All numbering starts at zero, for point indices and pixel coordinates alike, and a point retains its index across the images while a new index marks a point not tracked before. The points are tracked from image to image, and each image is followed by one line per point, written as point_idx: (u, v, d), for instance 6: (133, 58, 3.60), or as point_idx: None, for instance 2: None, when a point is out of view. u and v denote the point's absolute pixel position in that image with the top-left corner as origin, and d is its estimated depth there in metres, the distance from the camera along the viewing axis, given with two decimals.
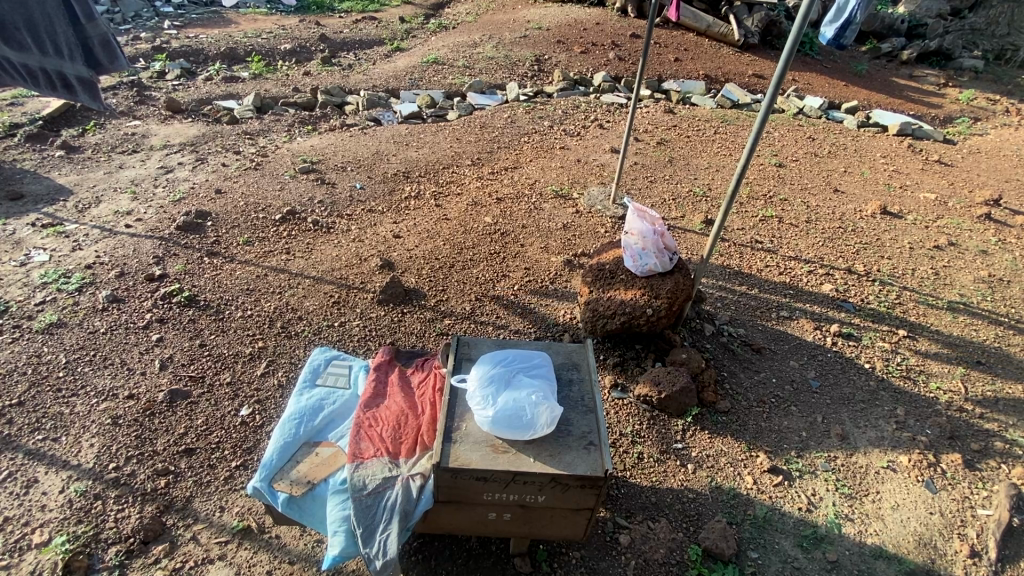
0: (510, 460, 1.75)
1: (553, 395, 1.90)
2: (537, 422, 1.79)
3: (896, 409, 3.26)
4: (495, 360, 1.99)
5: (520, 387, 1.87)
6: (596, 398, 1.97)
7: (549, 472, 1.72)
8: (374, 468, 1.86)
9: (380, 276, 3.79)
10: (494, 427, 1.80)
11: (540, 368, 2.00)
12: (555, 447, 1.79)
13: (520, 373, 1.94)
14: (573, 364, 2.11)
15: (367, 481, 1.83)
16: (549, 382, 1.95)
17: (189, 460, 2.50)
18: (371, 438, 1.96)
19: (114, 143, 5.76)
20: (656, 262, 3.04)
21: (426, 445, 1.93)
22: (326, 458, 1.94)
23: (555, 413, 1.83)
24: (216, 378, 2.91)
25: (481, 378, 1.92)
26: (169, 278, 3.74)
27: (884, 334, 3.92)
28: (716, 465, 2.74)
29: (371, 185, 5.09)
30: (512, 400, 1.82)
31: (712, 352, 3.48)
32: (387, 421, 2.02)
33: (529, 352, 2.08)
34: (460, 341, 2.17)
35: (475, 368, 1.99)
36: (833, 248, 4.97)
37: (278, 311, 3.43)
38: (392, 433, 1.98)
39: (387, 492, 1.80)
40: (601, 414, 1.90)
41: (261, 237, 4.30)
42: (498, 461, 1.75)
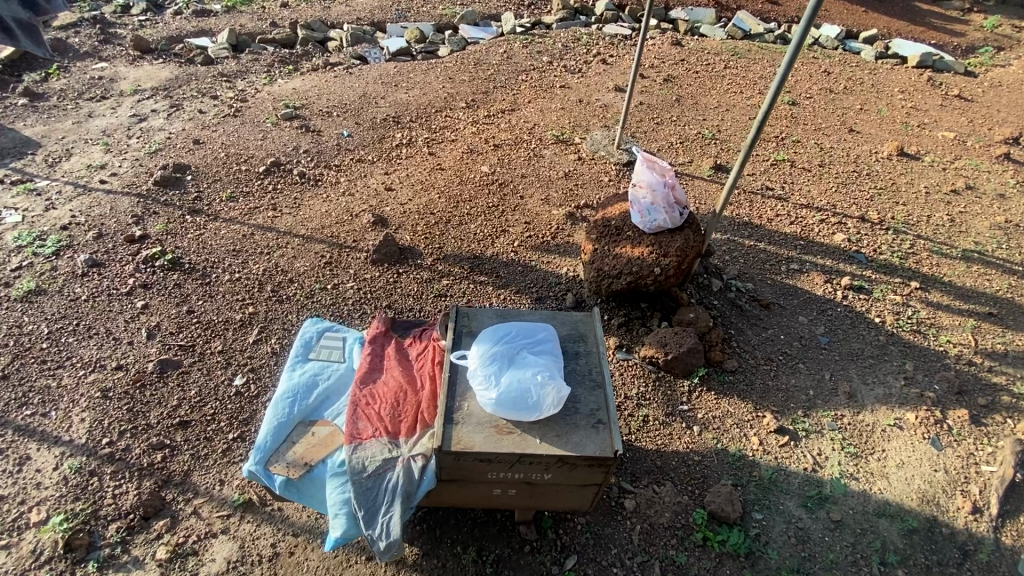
0: (515, 442, 1.66)
1: (559, 372, 1.79)
2: (542, 403, 1.69)
3: (905, 364, 3.20)
4: (496, 336, 1.87)
5: (523, 366, 1.76)
6: (605, 372, 1.87)
7: (556, 453, 1.65)
8: (373, 450, 1.78)
9: (372, 234, 3.60)
10: (496, 408, 1.70)
11: (544, 342, 1.88)
12: (562, 427, 1.71)
13: (523, 350, 1.83)
14: (579, 335, 1.99)
15: (367, 464, 1.75)
16: (555, 359, 1.84)
17: (185, 433, 2.44)
18: (369, 418, 1.87)
19: (81, 89, 5.34)
20: (665, 218, 2.86)
21: (426, 424, 1.84)
22: (323, 438, 1.85)
23: (561, 392, 1.73)
24: (206, 347, 2.80)
25: (481, 355, 1.80)
26: (151, 239, 3.55)
27: (896, 287, 3.80)
28: (722, 427, 2.70)
29: (359, 133, 4.77)
30: (514, 380, 1.72)
31: (719, 308, 3.36)
32: (385, 399, 1.92)
33: (533, 325, 1.96)
34: (459, 312, 2.04)
35: (475, 343, 1.88)
36: (847, 194, 4.75)
37: (268, 273, 3.28)
38: (390, 411, 1.89)
39: (388, 474, 1.74)
40: (610, 391, 1.81)
41: (245, 192, 4.06)
42: (502, 443, 1.66)
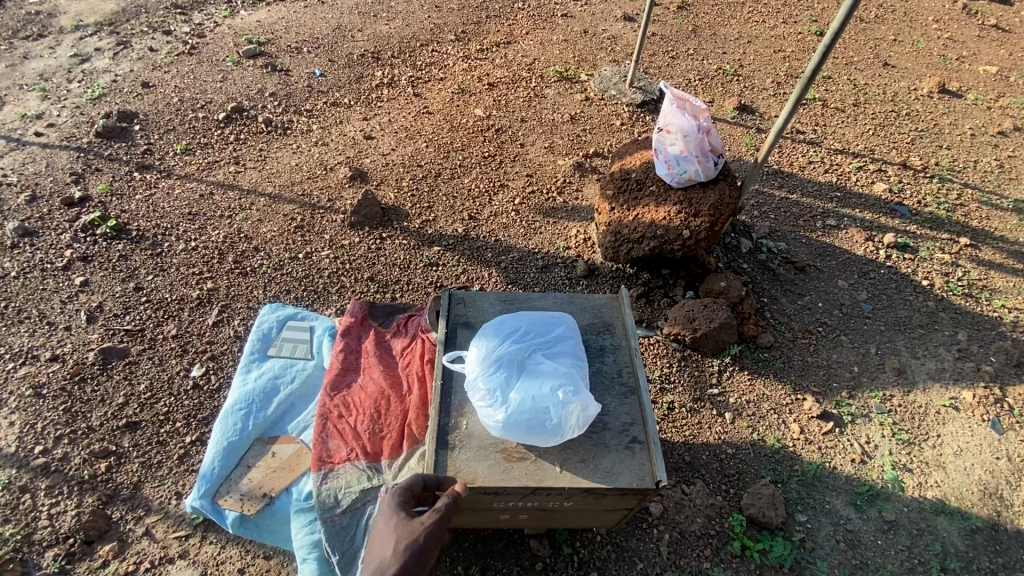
0: (529, 472, 1.30)
1: (585, 381, 1.39)
2: (565, 425, 1.31)
3: (957, 334, 2.84)
4: (502, 332, 1.46)
5: (539, 376, 1.37)
6: (640, 375, 1.49)
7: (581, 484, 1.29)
8: (347, 479, 1.42)
9: (350, 191, 3.11)
10: (506, 431, 1.32)
11: (564, 340, 1.48)
12: (589, 450, 1.35)
13: (538, 352, 1.42)
14: (605, 325, 1.62)
15: (339, 498, 1.40)
16: (578, 363, 1.44)
17: (134, 437, 2.07)
18: (341, 436, 1.51)
19: (10, 24, 4.62)
20: (696, 169, 2.39)
21: (414, 440, 1.48)
22: (284, 463, 1.51)
23: (588, 409, 1.34)
24: (158, 331, 2.39)
25: (484, 361, 1.40)
26: (93, 201, 3.05)
27: (943, 244, 3.38)
28: (758, 413, 2.36)
29: (333, 72, 4.14)
30: (528, 396, 1.33)
31: (750, 273, 2.95)
32: (362, 410, 1.55)
33: (548, 317, 1.55)
34: (455, 300, 1.67)
35: (475, 342, 1.47)
36: (886, 137, 4.24)
37: (229, 240, 2.81)
38: (368, 426, 1.52)
39: (367, 510, 1.39)
40: (647, 399, 1.43)
41: (203, 143, 3.51)
42: (512, 474, 1.30)
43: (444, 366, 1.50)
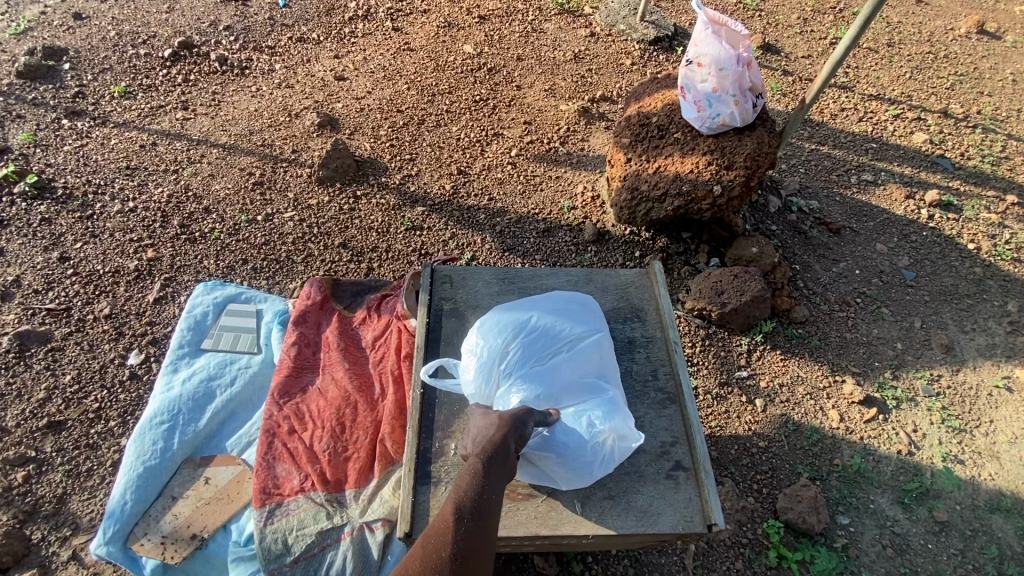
0: (541, 516, 1.28)
1: (617, 402, 1.36)
2: (599, 459, 1.28)
3: (1008, 304, 2.53)
4: (523, 342, 1.38)
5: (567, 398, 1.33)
6: (683, 383, 1.49)
7: (608, 530, 1.26)
8: (300, 522, 1.35)
9: (318, 141, 2.65)
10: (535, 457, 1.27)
11: (591, 352, 1.41)
12: (625, 483, 1.33)
13: (565, 367, 1.37)
14: (635, 310, 1.63)
15: (291, 545, 1.32)
16: (606, 380, 1.40)
17: (58, 440, 1.73)
18: (290, 457, 1.45)
19: None
20: (732, 111, 1.99)
21: (383, 459, 1.42)
22: (217, 501, 1.45)
23: (625, 441, 1.31)
24: (87, 311, 2.00)
25: (507, 377, 1.34)
26: (12, 154, 2.58)
27: (989, 202, 3.02)
28: (792, 399, 2.06)
29: (298, 3, 3.56)
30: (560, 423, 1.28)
31: (779, 236, 2.59)
32: (322, 423, 1.49)
33: (573, 319, 1.47)
34: (444, 279, 1.62)
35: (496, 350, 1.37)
36: (923, 82, 3.79)
37: (175, 200, 2.38)
38: (330, 442, 1.46)
39: (323, 557, 1.31)
40: (692, 410, 1.43)
41: (145, 84, 3.00)
42: (519, 519, 1.27)
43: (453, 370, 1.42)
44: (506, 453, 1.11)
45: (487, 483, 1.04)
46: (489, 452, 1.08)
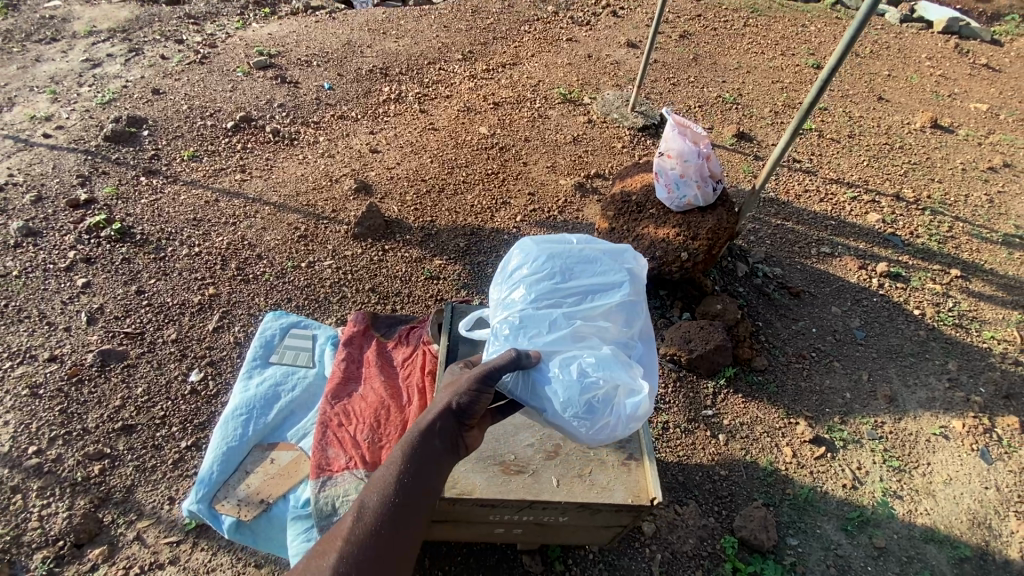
0: (521, 484, 1.35)
1: (612, 358, 1.38)
2: (585, 411, 1.34)
3: (948, 364, 2.88)
4: (531, 288, 1.45)
5: (570, 341, 1.39)
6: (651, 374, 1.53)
7: (577, 498, 1.33)
8: (345, 490, 1.67)
9: (354, 202, 3.15)
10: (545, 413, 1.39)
11: (592, 305, 1.44)
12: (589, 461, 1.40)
13: (562, 318, 1.41)
14: None
15: (338, 507, 1.64)
16: (605, 335, 1.43)
17: (129, 441, 2.06)
18: (339, 444, 1.78)
19: (26, 29, 4.70)
20: (696, 193, 2.47)
21: None
22: (279, 470, 1.78)
23: (613, 398, 1.34)
24: (157, 335, 2.40)
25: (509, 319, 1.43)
26: (98, 204, 3.08)
27: (934, 275, 3.45)
28: (752, 436, 2.38)
29: (341, 86, 4.21)
30: (544, 374, 1.36)
31: (746, 297, 3.01)
32: (364, 420, 1.83)
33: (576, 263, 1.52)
34: (459, 311, 1.96)
35: (499, 305, 1.48)
36: (879, 169, 4.34)
37: (232, 247, 2.84)
38: (369, 435, 1.78)
39: None
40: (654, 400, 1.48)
41: (210, 150, 3.55)
42: (509, 487, 1.34)
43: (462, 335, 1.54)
44: (442, 436, 1.28)
45: (414, 469, 1.22)
46: (423, 434, 1.25)
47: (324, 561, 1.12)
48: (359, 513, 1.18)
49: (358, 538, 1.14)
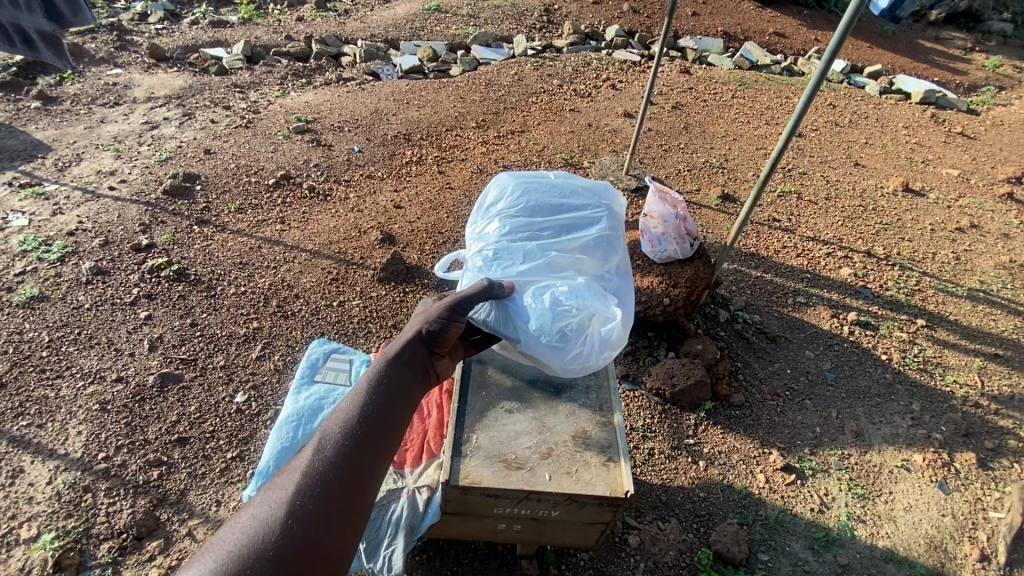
0: (522, 478, 1.67)
1: (577, 285, 1.89)
2: (558, 328, 1.80)
3: (911, 404, 3.16)
4: (513, 232, 2.02)
5: (552, 282, 1.88)
6: (617, 401, 1.91)
7: (566, 491, 1.64)
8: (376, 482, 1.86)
9: (380, 251, 3.59)
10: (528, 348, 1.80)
11: (561, 249, 2.00)
12: (574, 465, 1.71)
13: (538, 254, 1.96)
14: None
15: None
16: (570, 271, 1.96)
17: (182, 450, 2.39)
18: None
19: (94, 94, 5.35)
20: (675, 248, 2.88)
21: (432, 453, 1.92)
22: None
23: (579, 315, 1.82)
24: (208, 361, 2.78)
25: (495, 252, 1.96)
26: (157, 248, 3.52)
27: (902, 323, 3.78)
28: (728, 463, 2.67)
29: (369, 149, 4.76)
30: (523, 294, 1.83)
31: (726, 340, 3.35)
32: None
33: (559, 222, 2.07)
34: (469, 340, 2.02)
35: (488, 243, 2.00)
36: (852, 228, 4.75)
37: (273, 288, 3.26)
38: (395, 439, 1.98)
39: (391, 506, 1.80)
40: (621, 423, 1.84)
41: (254, 204, 4.04)
42: (510, 479, 1.67)
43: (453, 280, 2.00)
44: (412, 357, 1.33)
45: (385, 387, 1.23)
46: (392, 359, 1.29)
47: (290, 480, 1.05)
48: (326, 434, 1.13)
49: (326, 457, 1.09)
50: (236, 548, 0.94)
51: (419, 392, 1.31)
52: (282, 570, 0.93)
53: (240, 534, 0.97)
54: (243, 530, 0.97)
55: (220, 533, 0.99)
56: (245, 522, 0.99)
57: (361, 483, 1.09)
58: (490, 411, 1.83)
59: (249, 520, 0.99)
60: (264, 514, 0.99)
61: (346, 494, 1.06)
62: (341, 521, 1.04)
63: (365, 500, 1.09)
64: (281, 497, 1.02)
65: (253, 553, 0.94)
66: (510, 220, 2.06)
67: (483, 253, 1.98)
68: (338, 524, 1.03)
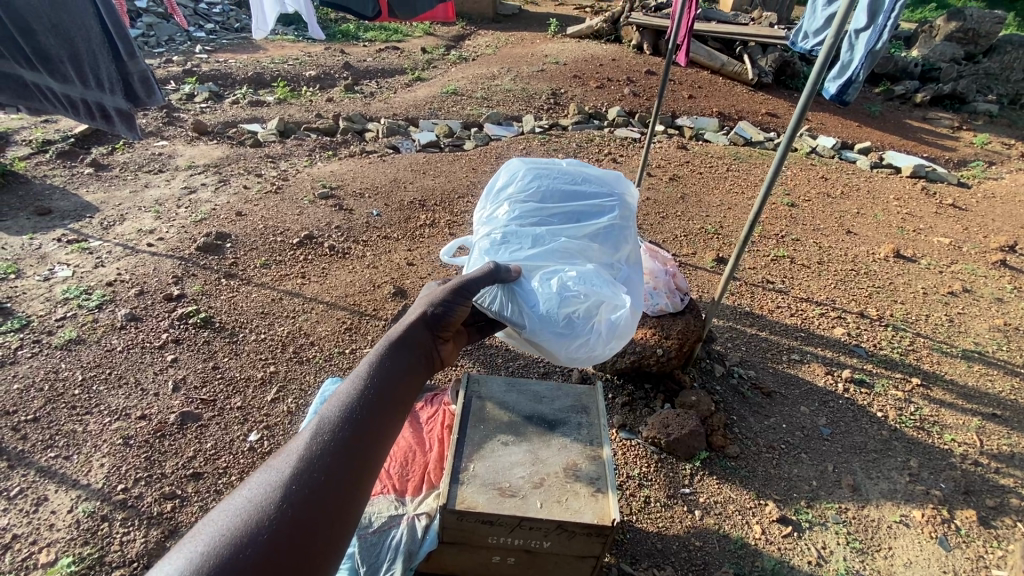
0: (516, 505, 1.92)
1: (581, 271, 2.12)
2: (566, 312, 2.05)
3: (909, 461, 3.18)
4: (522, 217, 2.22)
5: (562, 268, 2.11)
6: (605, 439, 2.17)
7: (555, 518, 1.88)
8: (383, 507, 2.23)
9: (392, 303, 3.85)
10: (539, 332, 2.05)
11: (568, 234, 2.21)
12: (564, 496, 1.96)
13: (545, 239, 2.17)
14: (583, 407, 2.31)
15: (374, 521, 2.17)
16: (575, 255, 2.18)
17: (195, 485, 2.61)
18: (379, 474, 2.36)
19: (141, 162, 5.91)
20: (667, 302, 3.10)
21: (432, 483, 2.32)
22: None
23: (585, 301, 2.06)
24: (226, 403, 3.02)
25: (505, 236, 2.17)
26: (187, 298, 3.80)
27: (897, 381, 3.80)
28: (724, 513, 2.71)
29: (387, 213, 5.15)
30: (533, 282, 2.06)
31: (721, 394, 3.45)
32: (397, 458, 2.42)
33: (570, 210, 2.27)
34: (470, 379, 2.39)
35: (498, 226, 2.21)
36: (846, 291, 4.86)
37: (291, 336, 3.50)
38: (400, 470, 2.39)
39: (394, 531, 2.15)
40: (609, 459, 2.08)
41: (278, 259, 4.35)
42: (504, 505, 1.92)
43: (466, 261, 2.22)
44: (407, 352, 1.42)
45: (380, 380, 1.31)
46: (392, 347, 1.40)
47: (286, 466, 1.12)
48: (321, 423, 1.20)
49: (321, 445, 1.16)
50: (229, 528, 1.00)
51: (416, 381, 1.40)
52: (279, 545, 1.00)
53: (233, 517, 1.03)
54: (236, 511, 1.03)
55: (212, 515, 1.04)
56: (237, 505, 1.05)
57: (355, 471, 1.15)
58: (487, 443, 2.13)
59: (240, 503, 1.05)
60: (265, 491, 1.07)
61: (339, 481, 1.12)
62: (333, 507, 1.10)
63: (357, 488, 1.15)
64: (274, 482, 1.09)
65: (247, 531, 0.99)
66: (522, 205, 2.25)
67: (492, 236, 2.19)
68: (330, 509, 1.09)
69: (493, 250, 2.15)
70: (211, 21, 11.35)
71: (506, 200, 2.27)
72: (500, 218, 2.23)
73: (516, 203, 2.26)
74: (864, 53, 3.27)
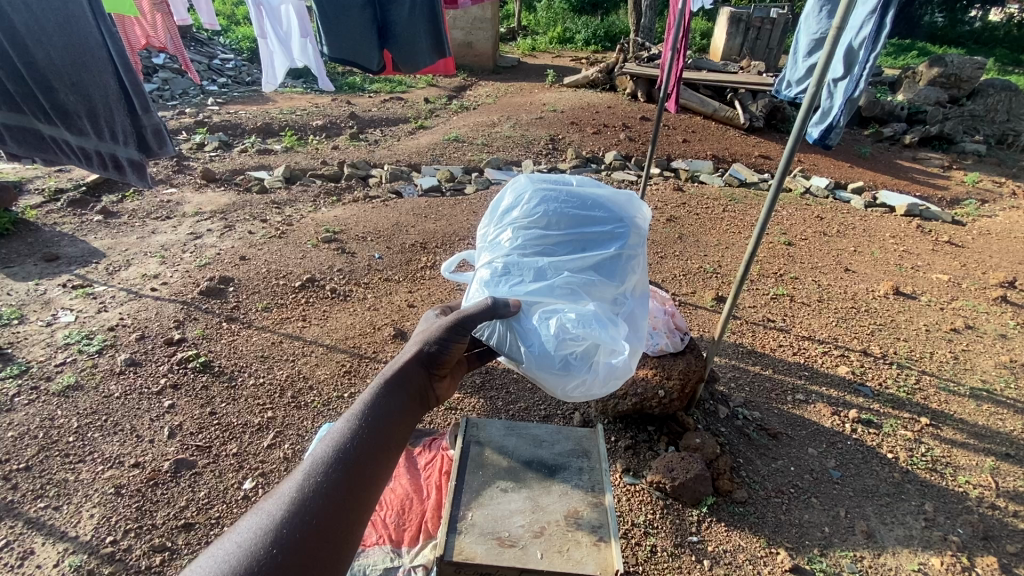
0: (517, 555, 1.86)
1: (581, 312, 2.09)
2: (561, 353, 2.07)
3: (924, 505, 3.07)
4: (525, 246, 2.20)
5: (562, 307, 2.09)
6: (606, 483, 2.12)
7: (557, 570, 1.81)
8: (376, 558, 2.18)
9: (392, 346, 3.85)
10: (535, 370, 2.09)
11: (571, 268, 2.17)
12: (565, 544, 1.90)
13: (547, 274, 2.14)
14: (583, 451, 2.28)
15: (368, 571, 2.13)
16: (577, 291, 2.14)
17: (187, 536, 2.54)
18: (374, 524, 2.31)
19: (149, 210, 6.05)
20: (666, 342, 3.11)
21: (430, 534, 2.27)
22: None
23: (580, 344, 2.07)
24: (222, 449, 2.98)
25: (505, 269, 2.16)
26: (187, 342, 3.81)
27: (906, 422, 3.71)
28: (734, 562, 2.62)
29: (389, 255, 5.22)
30: (531, 321, 2.07)
31: (727, 436, 3.39)
32: (392, 507, 2.38)
33: (575, 239, 2.23)
34: (469, 423, 2.36)
35: (501, 255, 2.20)
36: (848, 328, 4.85)
37: (290, 379, 3.49)
38: (396, 519, 2.34)
39: None
40: (612, 506, 2.02)
41: (280, 303, 4.38)
42: (504, 556, 1.86)
43: (469, 286, 2.24)
44: (403, 390, 1.42)
45: (374, 419, 1.30)
46: (388, 383, 1.41)
47: (277, 509, 1.10)
48: (312, 465, 1.19)
49: (313, 486, 1.15)
50: None
51: (411, 419, 1.40)
52: None
53: (223, 563, 1.00)
54: (226, 557, 1.01)
55: (200, 561, 1.02)
56: (226, 551, 1.02)
57: (347, 513, 1.14)
58: (486, 490, 2.08)
59: (230, 549, 1.03)
60: (255, 537, 1.05)
61: (332, 525, 1.11)
62: (326, 554, 1.08)
63: (349, 532, 1.13)
64: (265, 527, 1.06)
65: None
66: (526, 232, 2.21)
67: (494, 265, 2.18)
68: (322, 555, 1.07)
69: (494, 282, 2.14)
70: (224, 75, 11.92)
71: (511, 225, 2.24)
72: (503, 246, 2.21)
73: (520, 230, 2.22)
74: (843, 101, 3.43)
